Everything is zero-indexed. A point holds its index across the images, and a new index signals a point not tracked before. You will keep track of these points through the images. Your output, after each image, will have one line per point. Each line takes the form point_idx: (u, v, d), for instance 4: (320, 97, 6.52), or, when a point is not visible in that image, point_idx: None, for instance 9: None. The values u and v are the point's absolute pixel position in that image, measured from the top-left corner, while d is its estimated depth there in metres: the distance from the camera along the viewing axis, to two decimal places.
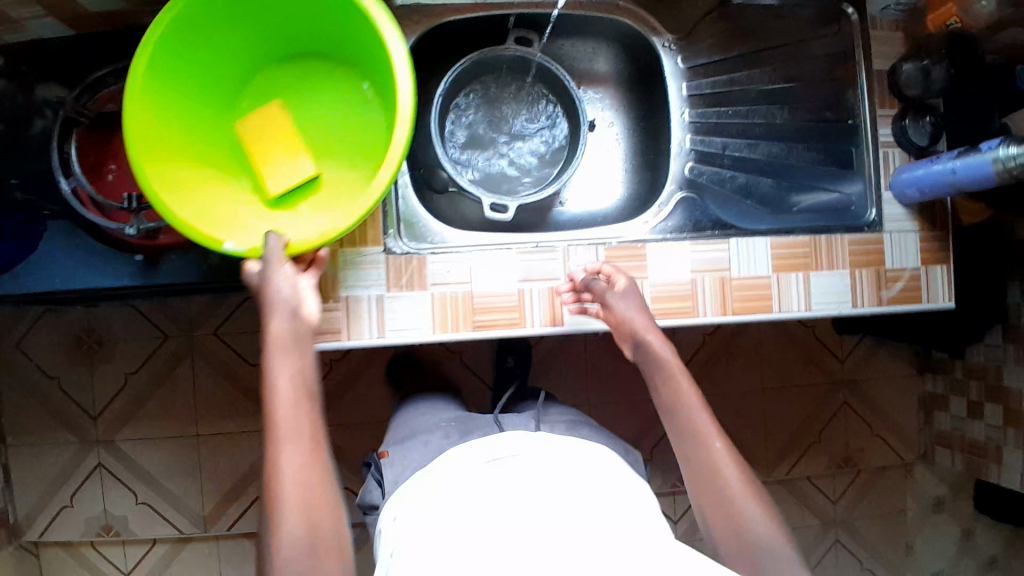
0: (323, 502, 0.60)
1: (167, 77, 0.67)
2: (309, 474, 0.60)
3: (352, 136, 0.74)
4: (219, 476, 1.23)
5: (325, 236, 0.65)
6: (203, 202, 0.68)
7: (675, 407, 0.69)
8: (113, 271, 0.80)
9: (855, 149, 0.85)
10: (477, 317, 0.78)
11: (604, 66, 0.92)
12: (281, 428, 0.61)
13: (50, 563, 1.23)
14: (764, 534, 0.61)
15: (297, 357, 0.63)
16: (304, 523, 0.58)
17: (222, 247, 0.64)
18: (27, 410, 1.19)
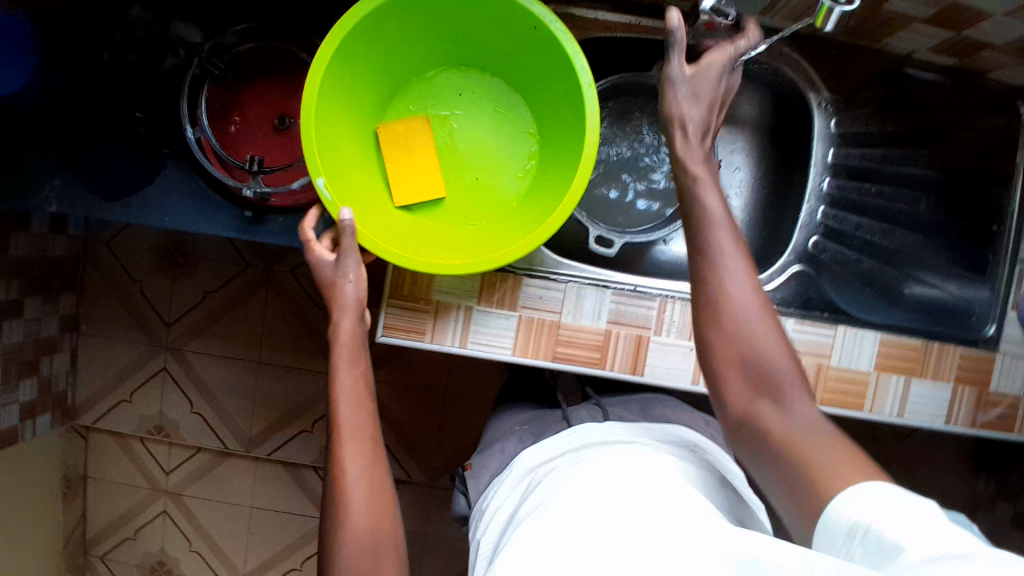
0: (382, 494, 0.59)
1: (367, 46, 0.67)
2: (373, 476, 0.59)
3: (488, 156, 0.76)
4: (269, 405, 1.27)
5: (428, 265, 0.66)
6: (340, 168, 0.67)
7: (691, 229, 0.58)
8: (219, 220, 0.82)
9: (992, 257, 0.80)
10: (559, 349, 0.77)
11: (744, 114, 0.87)
12: (345, 427, 0.60)
13: (97, 448, 1.29)
14: (777, 359, 0.54)
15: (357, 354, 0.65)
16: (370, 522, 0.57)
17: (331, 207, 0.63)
18: (104, 302, 1.24)
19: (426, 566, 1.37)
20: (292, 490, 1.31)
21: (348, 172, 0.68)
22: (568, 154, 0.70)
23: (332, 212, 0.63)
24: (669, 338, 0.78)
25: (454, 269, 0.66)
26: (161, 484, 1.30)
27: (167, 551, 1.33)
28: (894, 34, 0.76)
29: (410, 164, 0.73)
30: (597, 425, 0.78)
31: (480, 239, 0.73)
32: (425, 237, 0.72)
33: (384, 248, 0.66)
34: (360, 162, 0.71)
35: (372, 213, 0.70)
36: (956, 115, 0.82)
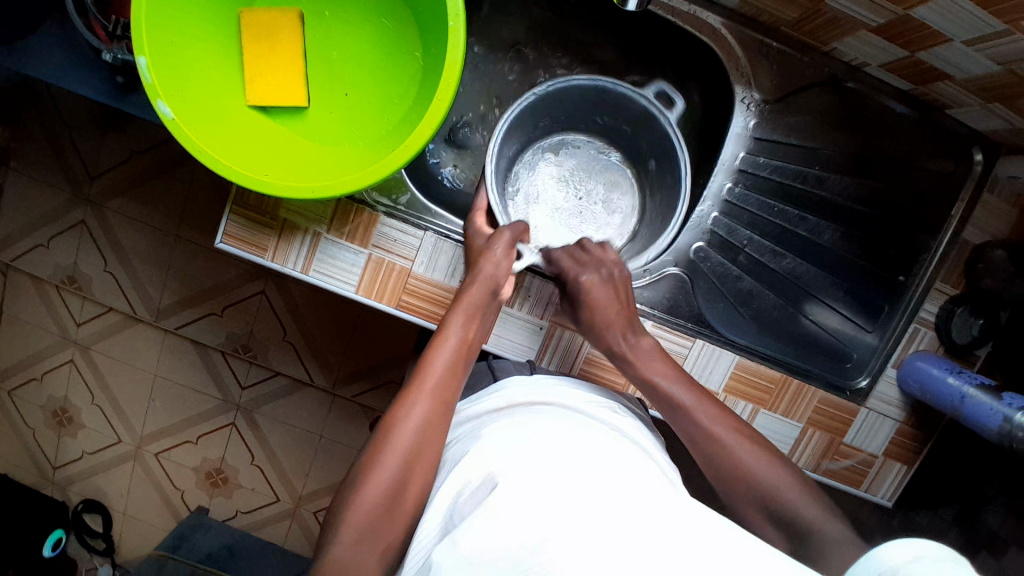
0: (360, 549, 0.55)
1: None
2: (395, 495, 0.57)
3: (364, 81, 0.72)
4: (184, 281, 1.27)
5: (273, 188, 0.62)
6: (179, 59, 0.64)
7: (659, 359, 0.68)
8: (90, 80, 0.80)
9: (887, 308, 0.73)
10: (403, 297, 0.75)
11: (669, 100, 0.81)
12: (349, 515, 0.56)
13: (13, 287, 1.31)
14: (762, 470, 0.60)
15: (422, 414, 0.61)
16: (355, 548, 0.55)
17: (154, 101, 0.60)
18: (33, 143, 1.23)
19: (314, 469, 1.39)
20: (195, 368, 1.34)
21: (191, 59, 0.65)
22: (431, 93, 0.66)
23: (149, 98, 0.60)
24: (519, 313, 0.74)
25: (279, 189, 0.62)
26: (71, 334, 1.33)
27: (70, 399, 1.38)
28: (838, 37, 0.67)
29: (270, 73, 0.69)
30: (522, 382, 0.70)
31: (329, 159, 0.70)
32: (270, 146, 0.69)
33: (208, 147, 0.63)
34: (217, 51, 0.68)
35: (213, 109, 0.67)
36: (910, 149, 0.73)
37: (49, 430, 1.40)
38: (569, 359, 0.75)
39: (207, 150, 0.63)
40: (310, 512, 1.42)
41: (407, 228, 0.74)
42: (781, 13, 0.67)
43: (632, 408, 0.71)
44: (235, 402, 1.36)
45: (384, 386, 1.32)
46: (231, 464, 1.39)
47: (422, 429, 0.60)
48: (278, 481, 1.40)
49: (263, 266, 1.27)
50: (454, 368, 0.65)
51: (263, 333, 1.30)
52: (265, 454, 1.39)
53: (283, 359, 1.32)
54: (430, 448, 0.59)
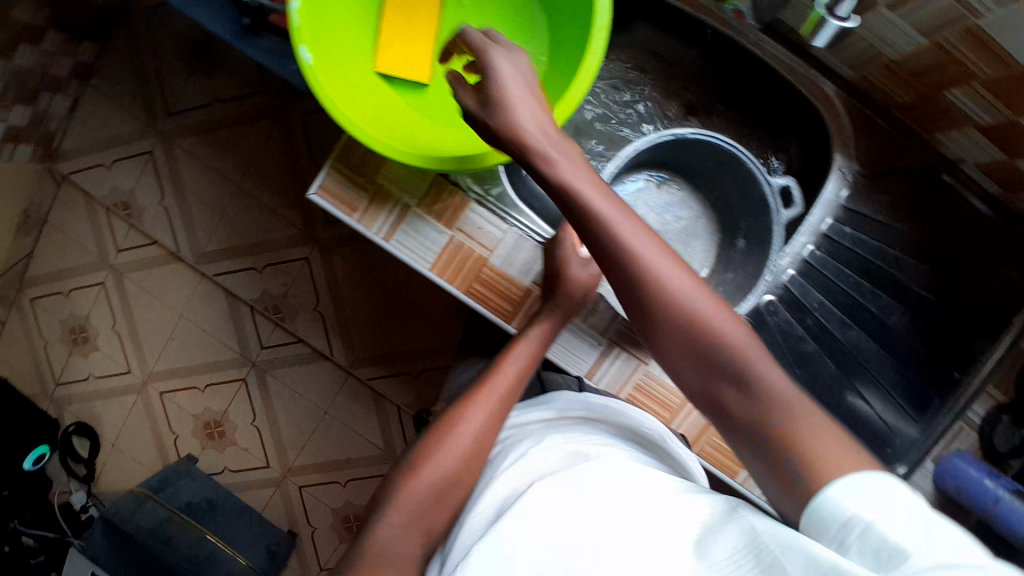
0: (406, 530, 0.56)
1: None
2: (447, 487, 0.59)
3: None
4: (232, 231, 1.29)
5: (389, 152, 0.63)
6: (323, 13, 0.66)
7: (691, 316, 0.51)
8: (219, 17, 0.82)
9: (937, 400, 0.75)
10: (473, 284, 0.76)
11: (763, 156, 0.83)
12: (399, 496, 0.58)
13: (64, 200, 1.33)
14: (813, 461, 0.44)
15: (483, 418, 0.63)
16: (403, 531, 0.56)
17: (296, 44, 0.61)
18: (123, 67, 1.26)
19: (311, 442, 1.39)
20: (221, 317, 1.35)
21: (331, 18, 0.68)
22: (555, 95, 0.68)
23: (294, 41, 0.61)
24: (582, 325, 0.77)
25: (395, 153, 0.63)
26: (110, 258, 1.34)
27: (91, 321, 1.38)
28: (945, 129, 0.71)
29: (403, 48, 0.72)
30: (571, 396, 0.72)
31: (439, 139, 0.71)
32: (388, 114, 0.71)
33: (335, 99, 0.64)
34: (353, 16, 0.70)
35: (344, 68, 0.69)
36: (985, 254, 0.75)
37: (62, 347, 1.40)
38: (620, 381, 0.77)
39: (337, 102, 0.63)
40: (296, 486, 1.40)
41: (489, 221, 0.76)
42: (894, 92, 0.72)
43: (674, 440, 0.72)
44: (251, 359, 1.36)
45: (400, 375, 1.33)
46: (232, 419, 1.39)
47: (478, 433, 0.62)
48: (272, 447, 1.40)
49: (312, 233, 1.29)
50: (516, 383, 0.68)
51: (296, 297, 1.31)
52: (267, 417, 1.38)
53: (309, 327, 1.32)
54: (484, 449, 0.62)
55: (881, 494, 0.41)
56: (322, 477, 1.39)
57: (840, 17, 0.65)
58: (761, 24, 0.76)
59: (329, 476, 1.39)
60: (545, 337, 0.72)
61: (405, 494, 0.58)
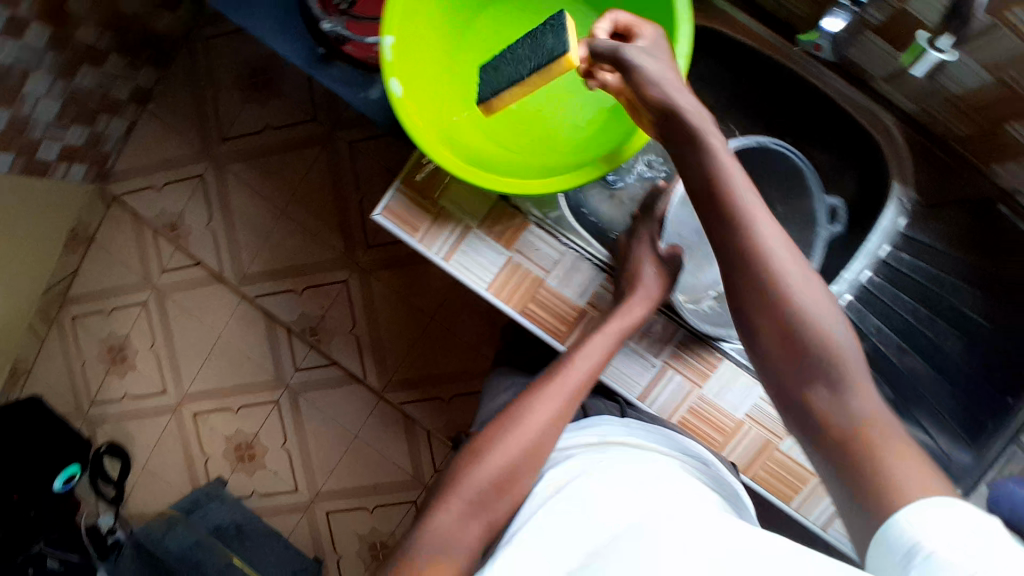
0: (459, 509, 0.64)
1: None
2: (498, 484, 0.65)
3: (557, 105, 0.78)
4: (275, 254, 1.31)
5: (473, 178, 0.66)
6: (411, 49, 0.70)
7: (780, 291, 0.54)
8: (295, 42, 0.84)
9: (990, 426, 0.74)
10: (530, 305, 0.78)
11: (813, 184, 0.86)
12: (458, 484, 0.65)
13: (113, 220, 1.36)
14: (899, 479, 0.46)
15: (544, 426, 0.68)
16: (458, 518, 0.63)
17: (387, 76, 0.65)
18: (179, 94, 1.30)
19: (339, 467, 1.38)
20: (259, 339, 1.36)
21: (418, 52, 0.71)
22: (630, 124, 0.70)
23: (385, 74, 0.65)
24: (639, 347, 0.78)
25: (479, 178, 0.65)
26: (153, 278, 1.36)
27: (130, 341, 1.40)
28: (1001, 161, 0.72)
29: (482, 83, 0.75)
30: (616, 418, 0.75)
31: (517, 167, 0.73)
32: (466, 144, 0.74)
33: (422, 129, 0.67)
34: (436, 51, 0.74)
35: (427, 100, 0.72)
36: None
37: (100, 365, 1.42)
38: (673, 404, 0.78)
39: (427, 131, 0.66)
40: (323, 511, 1.40)
41: (546, 242, 0.78)
42: (953, 127, 0.74)
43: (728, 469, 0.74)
44: (286, 382, 1.37)
45: (432, 401, 1.33)
46: (263, 441, 1.40)
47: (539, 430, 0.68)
48: (301, 471, 1.40)
49: (353, 258, 1.31)
50: (581, 394, 0.70)
51: (334, 320, 1.33)
52: (298, 441, 1.39)
53: (346, 351, 1.34)
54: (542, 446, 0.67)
55: (942, 522, 0.42)
56: (349, 504, 1.38)
57: (940, 51, 0.65)
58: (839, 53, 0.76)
59: (357, 502, 1.38)
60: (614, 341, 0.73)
61: (459, 489, 0.65)
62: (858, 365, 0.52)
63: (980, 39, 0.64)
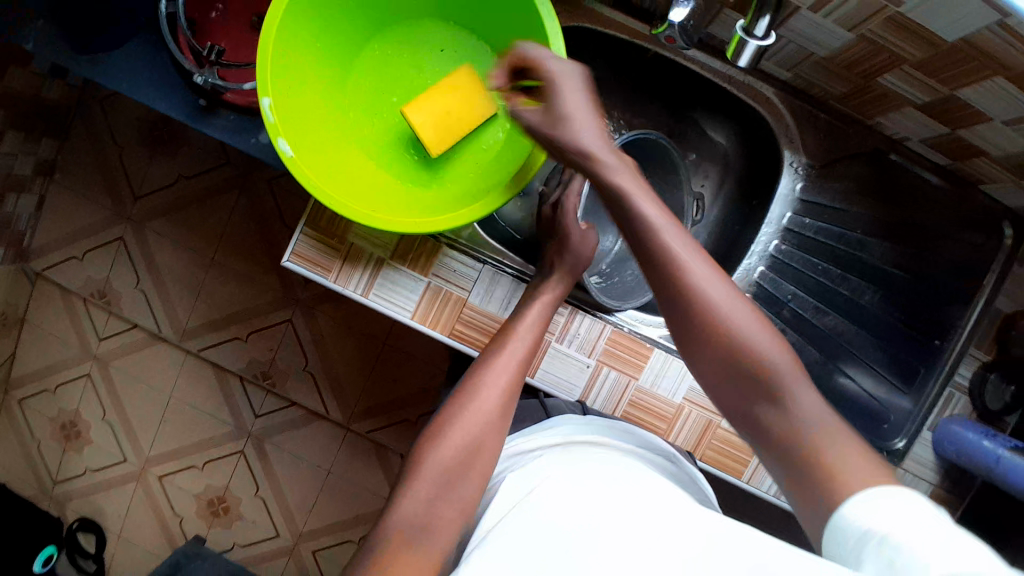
0: (421, 494, 0.60)
1: None
2: (456, 465, 0.61)
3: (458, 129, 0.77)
4: (212, 304, 1.29)
5: (387, 226, 0.66)
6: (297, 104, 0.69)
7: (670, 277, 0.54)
8: (172, 99, 0.84)
9: (922, 371, 0.76)
10: (456, 327, 0.78)
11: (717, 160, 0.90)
12: (417, 470, 0.62)
13: (40, 297, 1.32)
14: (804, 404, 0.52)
15: (497, 400, 0.67)
16: (422, 505, 0.59)
17: (276, 140, 0.64)
18: (84, 158, 1.27)
19: (318, 504, 1.37)
20: (213, 393, 1.34)
21: (306, 105, 0.71)
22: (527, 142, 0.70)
23: (273, 136, 0.64)
24: (568, 349, 0.78)
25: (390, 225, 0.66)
26: (92, 349, 1.33)
27: (80, 415, 1.37)
28: (885, 111, 0.74)
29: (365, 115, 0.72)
30: (575, 422, 0.73)
31: (425, 204, 0.74)
32: (373, 186, 0.73)
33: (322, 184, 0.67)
34: (323, 98, 0.73)
35: (325, 150, 0.71)
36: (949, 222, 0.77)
37: (54, 446, 1.38)
38: (614, 400, 0.78)
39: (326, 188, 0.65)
40: (309, 551, 1.38)
41: (463, 262, 0.77)
42: (831, 87, 0.75)
43: (681, 460, 0.73)
44: (247, 430, 1.35)
45: (398, 424, 1.32)
46: (235, 493, 1.37)
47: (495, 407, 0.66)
48: (280, 515, 1.38)
49: (293, 295, 1.29)
50: (524, 367, 0.70)
51: (285, 361, 1.31)
52: (270, 485, 1.37)
53: (302, 388, 1.32)
54: (502, 421, 0.66)
55: (889, 508, 0.44)
56: (333, 539, 1.37)
57: (760, 37, 0.60)
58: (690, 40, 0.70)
59: (341, 536, 1.37)
60: (545, 312, 0.74)
61: (416, 477, 0.61)
62: (751, 330, 0.53)
63: (823, 6, 0.63)
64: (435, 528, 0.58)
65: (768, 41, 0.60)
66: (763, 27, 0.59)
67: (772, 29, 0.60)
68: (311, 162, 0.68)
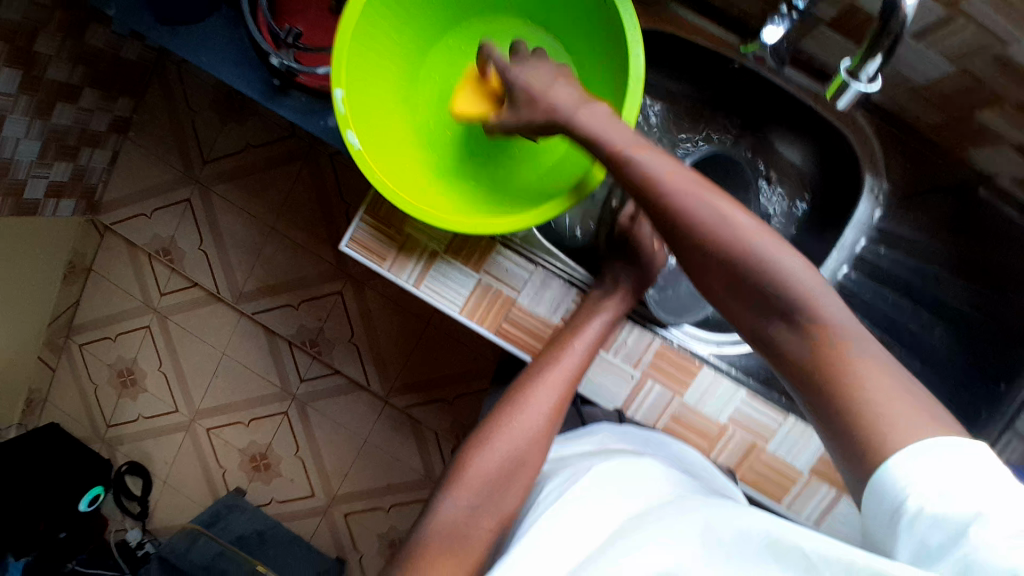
0: (462, 497, 0.64)
1: None
2: (498, 476, 0.65)
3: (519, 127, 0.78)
4: (268, 270, 1.32)
5: (447, 225, 0.66)
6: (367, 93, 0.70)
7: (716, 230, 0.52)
8: (248, 77, 0.86)
9: (985, 415, 0.73)
10: (503, 325, 0.79)
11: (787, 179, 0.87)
12: (462, 475, 0.65)
13: (108, 248, 1.38)
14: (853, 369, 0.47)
15: (542, 413, 0.69)
16: (463, 509, 0.63)
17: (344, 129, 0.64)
18: (158, 119, 1.30)
19: (354, 471, 1.41)
20: (263, 355, 1.38)
21: (374, 94, 0.71)
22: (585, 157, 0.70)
23: (341, 127, 0.65)
24: (615, 359, 0.78)
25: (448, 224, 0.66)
26: (153, 302, 1.39)
27: (138, 364, 1.43)
28: (975, 146, 0.75)
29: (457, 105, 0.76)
30: (611, 430, 0.75)
31: (477, 202, 0.74)
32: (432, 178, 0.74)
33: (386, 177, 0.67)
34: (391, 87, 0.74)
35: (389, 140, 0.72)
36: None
37: (111, 390, 1.45)
38: (656, 414, 0.78)
39: (387, 180, 0.66)
40: (341, 514, 1.43)
41: (515, 262, 0.79)
42: (923, 116, 0.77)
43: (722, 476, 0.74)
44: (293, 393, 1.39)
45: (436, 403, 1.35)
46: (276, 451, 1.43)
47: (539, 421, 0.69)
48: (317, 477, 1.43)
49: (346, 269, 1.32)
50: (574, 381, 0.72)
51: (333, 331, 1.34)
52: (310, 448, 1.41)
53: (347, 358, 1.35)
54: (545, 435, 0.69)
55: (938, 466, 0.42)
56: (366, 505, 1.42)
57: (864, 81, 0.60)
58: (779, 63, 0.75)
59: (373, 503, 1.42)
60: (604, 328, 0.74)
61: (461, 481, 0.65)
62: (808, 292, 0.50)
63: (931, 31, 0.69)
64: (471, 536, 0.62)
65: (871, 86, 0.60)
66: (869, 73, 0.59)
67: (878, 76, 0.60)
68: (376, 154, 0.68)
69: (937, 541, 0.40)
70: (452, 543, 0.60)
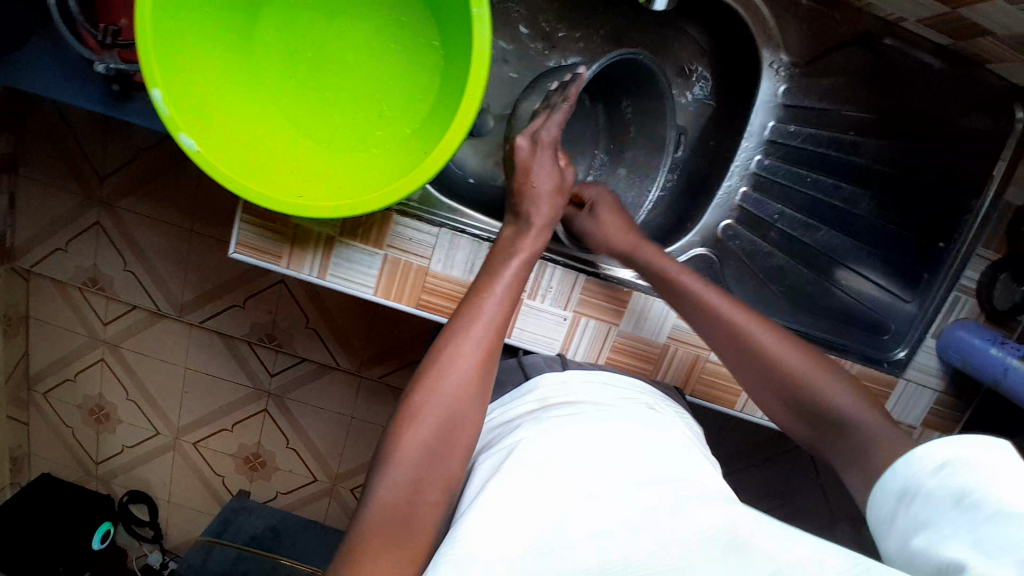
0: (401, 477, 0.55)
1: None
2: (436, 446, 0.57)
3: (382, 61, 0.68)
4: (202, 275, 1.27)
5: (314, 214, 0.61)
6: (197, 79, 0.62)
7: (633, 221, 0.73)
8: (83, 89, 0.78)
9: (926, 275, 0.76)
10: (423, 296, 0.75)
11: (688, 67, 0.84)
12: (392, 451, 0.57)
13: (38, 291, 1.33)
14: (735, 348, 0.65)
15: (473, 367, 0.61)
16: (399, 488, 0.55)
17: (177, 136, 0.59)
18: (41, 146, 1.22)
19: (348, 448, 1.41)
20: (224, 359, 1.35)
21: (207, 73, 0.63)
22: (455, 98, 0.62)
23: (171, 131, 0.59)
24: (542, 305, 0.75)
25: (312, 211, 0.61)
26: (100, 333, 1.35)
27: (105, 397, 1.41)
28: None
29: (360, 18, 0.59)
30: (555, 378, 0.70)
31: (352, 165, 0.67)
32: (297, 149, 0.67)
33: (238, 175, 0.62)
34: None
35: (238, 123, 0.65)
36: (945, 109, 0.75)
37: (87, 428, 1.44)
38: (596, 347, 0.77)
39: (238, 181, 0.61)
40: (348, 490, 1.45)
41: (417, 229, 0.73)
42: None
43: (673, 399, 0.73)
44: (266, 389, 1.37)
45: (409, 367, 1.32)
46: (268, 448, 1.42)
47: (468, 375, 0.61)
48: (314, 462, 1.43)
49: None
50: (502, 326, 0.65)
51: (286, 320, 1.30)
52: (299, 437, 1.41)
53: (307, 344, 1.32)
54: (479, 389, 0.62)
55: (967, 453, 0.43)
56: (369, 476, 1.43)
57: None
58: None
59: None
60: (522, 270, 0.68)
61: (392, 458, 0.56)
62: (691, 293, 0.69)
63: None
64: (415, 518, 0.54)
65: None
66: None
67: None
68: (223, 150, 0.62)
69: (940, 495, 0.42)
70: (397, 530, 0.53)
